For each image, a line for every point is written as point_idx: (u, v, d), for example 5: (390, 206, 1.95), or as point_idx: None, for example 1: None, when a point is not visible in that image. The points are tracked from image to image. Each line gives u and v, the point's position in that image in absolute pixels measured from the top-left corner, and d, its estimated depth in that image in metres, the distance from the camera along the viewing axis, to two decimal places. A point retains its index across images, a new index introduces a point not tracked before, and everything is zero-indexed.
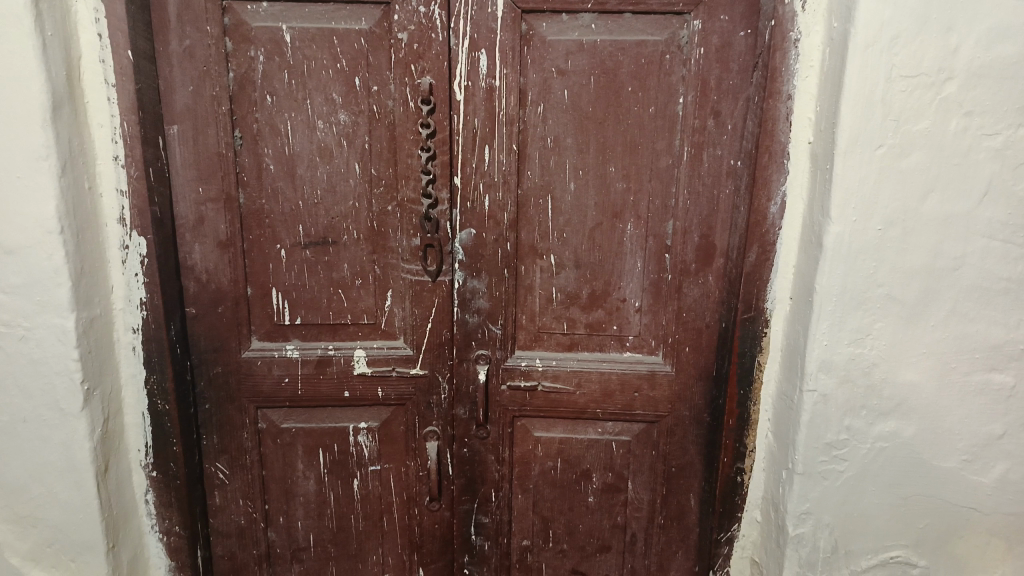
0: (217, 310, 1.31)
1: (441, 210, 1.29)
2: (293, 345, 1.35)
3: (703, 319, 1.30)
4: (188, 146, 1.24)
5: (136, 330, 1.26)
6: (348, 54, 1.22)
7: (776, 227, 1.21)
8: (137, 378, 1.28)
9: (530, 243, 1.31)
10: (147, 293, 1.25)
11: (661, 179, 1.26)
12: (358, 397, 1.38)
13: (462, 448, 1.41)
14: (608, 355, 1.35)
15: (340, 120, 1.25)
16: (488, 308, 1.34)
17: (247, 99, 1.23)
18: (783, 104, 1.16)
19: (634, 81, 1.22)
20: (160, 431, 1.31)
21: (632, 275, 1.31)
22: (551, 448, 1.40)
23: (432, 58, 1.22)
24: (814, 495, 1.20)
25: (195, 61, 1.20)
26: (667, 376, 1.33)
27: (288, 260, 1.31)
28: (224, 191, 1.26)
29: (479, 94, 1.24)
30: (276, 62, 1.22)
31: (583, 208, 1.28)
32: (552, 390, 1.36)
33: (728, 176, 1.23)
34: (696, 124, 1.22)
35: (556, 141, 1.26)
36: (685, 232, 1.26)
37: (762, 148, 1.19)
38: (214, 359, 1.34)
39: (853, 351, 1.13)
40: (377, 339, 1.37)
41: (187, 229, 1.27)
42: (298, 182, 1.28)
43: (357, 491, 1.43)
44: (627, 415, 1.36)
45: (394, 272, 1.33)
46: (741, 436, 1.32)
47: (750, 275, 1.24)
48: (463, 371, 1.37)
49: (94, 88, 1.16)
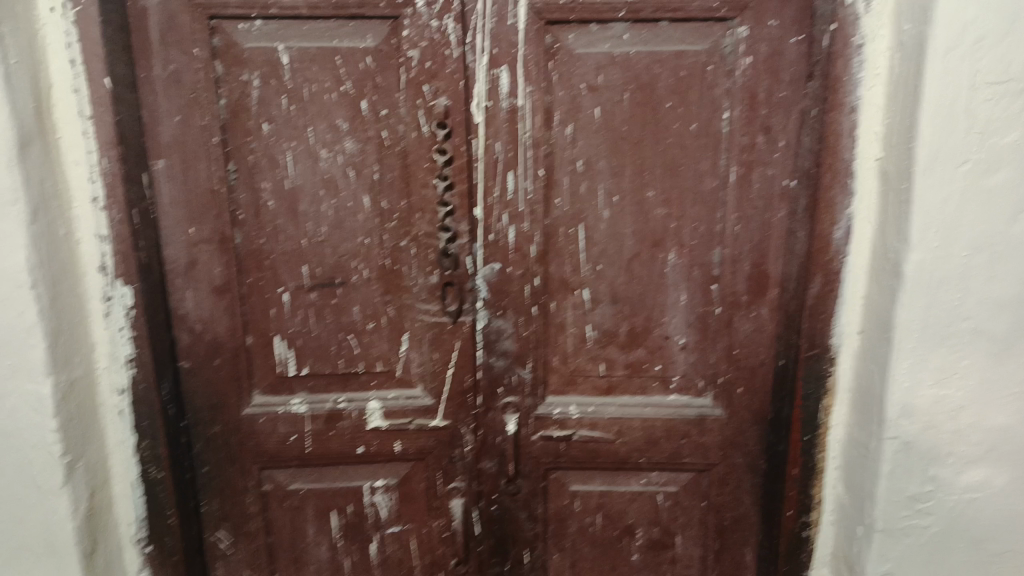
0: (214, 363, 1.18)
1: (460, 244, 1.16)
2: (300, 399, 1.21)
3: (757, 356, 1.16)
4: (177, 183, 1.11)
5: (124, 391, 1.13)
6: (352, 75, 1.09)
7: (843, 253, 1.07)
8: (127, 444, 1.15)
9: (561, 277, 1.18)
10: (134, 349, 1.11)
11: (707, 203, 1.12)
12: (374, 453, 1.24)
13: (490, 505, 1.27)
14: (652, 399, 1.21)
15: (347, 148, 1.12)
16: (515, 350, 1.20)
17: (242, 128, 1.10)
18: (846, 116, 1.03)
19: (674, 95, 1.09)
20: (153, 501, 1.17)
21: (676, 310, 1.17)
22: (590, 502, 1.26)
23: (446, 77, 1.09)
24: (895, 554, 1.05)
25: (181, 88, 1.07)
26: (718, 421, 1.20)
27: (292, 304, 1.18)
28: (218, 231, 1.13)
29: (501, 114, 1.11)
30: (273, 86, 1.09)
31: (619, 237, 1.15)
32: (590, 439, 1.22)
33: (783, 198, 1.10)
34: (745, 141, 1.09)
35: (587, 164, 1.12)
36: (735, 260, 1.13)
37: (824, 167, 1.05)
38: (212, 418, 1.20)
39: (937, 393, 0.99)
40: (393, 389, 1.23)
41: (177, 273, 1.14)
42: (301, 219, 1.14)
43: (375, 556, 1.29)
44: (674, 465, 1.23)
45: (410, 313, 1.19)
46: (807, 485, 1.17)
47: (815, 307, 1.10)
48: (490, 421, 1.23)
49: (67, 121, 1.03)
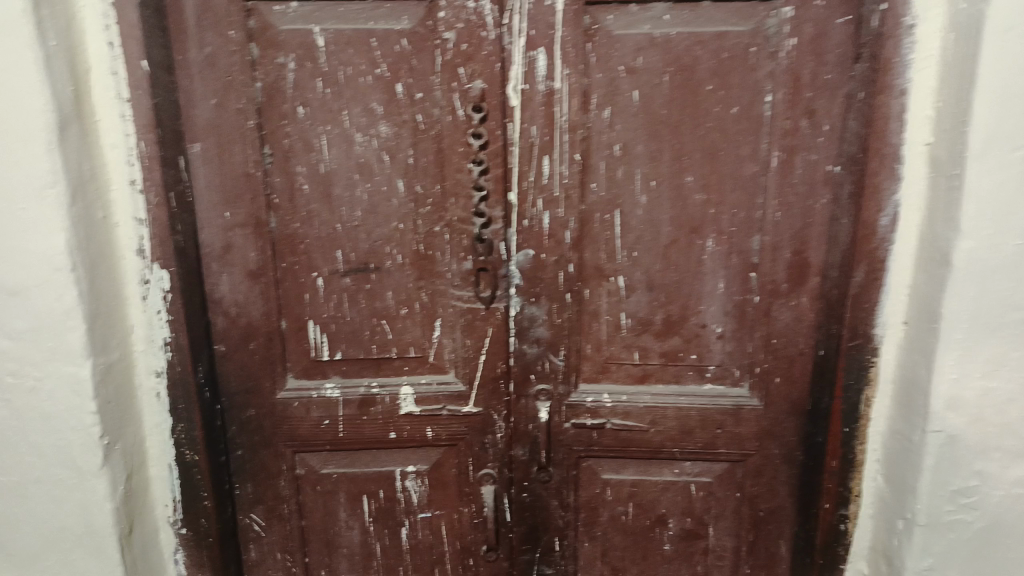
0: (248, 347, 1.18)
1: (494, 230, 1.15)
2: (333, 384, 1.21)
3: (796, 345, 1.14)
4: (212, 167, 1.10)
5: (161, 374, 1.14)
6: (388, 57, 1.08)
7: (888, 241, 1.05)
8: (163, 427, 1.16)
9: (596, 263, 1.16)
10: (171, 332, 1.12)
11: (747, 188, 1.10)
12: (406, 438, 1.24)
13: (521, 493, 1.26)
14: (687, 388, 1.19)
15: (381, 132, 1.11)
16: (549, 337, 1.19)
17: (277, 112, 1.10)
18: (896, 99, 1.00)
19: (715, 78, 1.06)
20: (189, 483, 1.18)
21: (713, 298, 1.15)
22: (622, 491, 1.25)
23: (482, 59, 1.08)
24: (938, 549, 1.03)
25: (217, 72, 1.07)
26: (755, 411, 1.18)
27: (325, 289, 1.17)
28: (253, 215, 1.13)
29: (538, 98, 1.09)
30: (308, 69, 1.08)
31: (656, 223, 1.13)
32: (623, 428, 1.21)
33: (826, 184, 1.07)
34: (788, 125, 1.06)
35: (625, 149, 1.11)
36: (775, 248, 1.11)
37: (871, 151, 1.03)
38: (246, 402, 1.20)
39: (985, 386, 0.97)
40: (425, 375, 1.22)
41: (213, 258, 1.14)
42: (336, 203, 1.14)
43: (406, 541, 1.29)
44: (708, 454, 1.21)
45: (443, 299, 1.19)
46: (845, 478, 1.16)
47: (858, 296, 1.08)
48: (522, 409, 1.22)
49: (105, 104, 1.04)
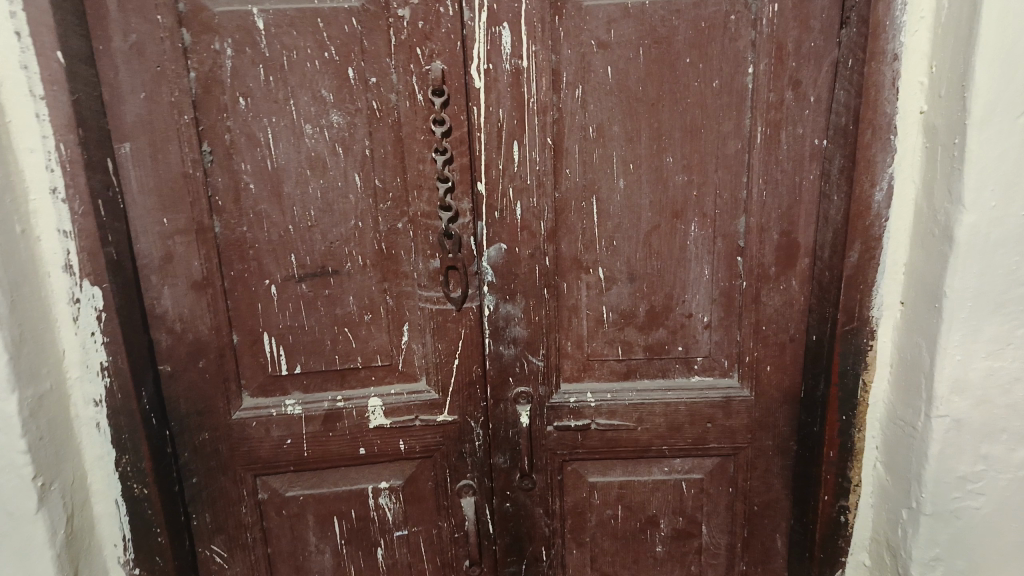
0: (198, 365, 1.08)
1: (462, 224, 1.06)
2: (294, 399, 1.12)
3: (786, 332, 1.09)
4: (146, 168, 1.00)
5: (99, 403, 1.00)
6: (337, 39, 0.99)
7: (883, 217, 0.98)
8: (106, 460, 1.02)
9: (573, 254, 1.08)
10: (109, 355, 0.99)
11: (730, 167, 1.04)
12: (377, 453, 1.15)
13: (503, 503, 1.18)
14: (673, 382, 1.13)
15: (333, 121, 1.02)
16: (526, 336, 1.11)
17: (215, 103, 1.00)
18: (887, 66, 0.93)
19: (693, 49, 1.00)
20: (140, 520, 1.05)
21: (698, 285, 1.09)
22: (610, 494, 1.18)
23: (441, 38, 0.99)
24: (945, 538, 0.98)
25: (145, 61, 0.97)
26: (745, 402, 1.12)
27: (280, 297, 1.08)
28: (195, 219, 1.03)
29: (503, 78, 1.01)
30: (248, 55, 0.99)
31: (636, 209, 1.06)
32: (608, 428, 1.14)
33: (813, 159, 1.02)
34: (771, 99, 1.00)
35: (599, 130, 1.03)
36: (762, 229, 1.05)
37: (863, 123, 0.96)
38: (199, 424, 1.10)
39: (991, 365, 0.92)
40: (394, 384, 1.13)
41: (152, 269, 1.03)
42: (286, 202, 1.04)
43: (383, 561, 1.20)
44: (698, 450, 1.15)
45: (410, 301, 1.10)
46: (845, 469, 1.09)
47: (852, 278, 1.01)
48: (501, 414, 1.14)
49: (16, 102, 0.90)
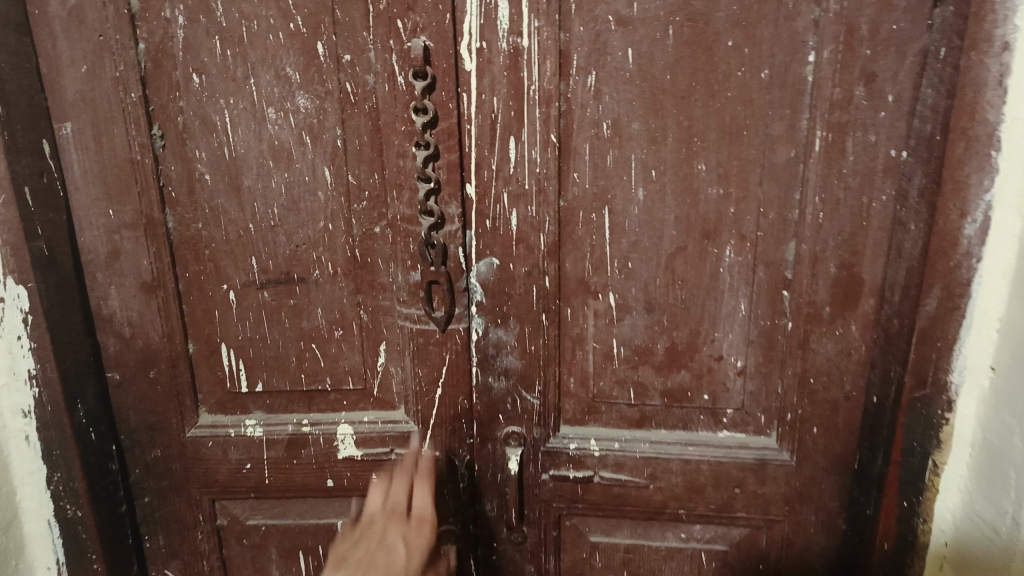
0: (149, 376, 0.96)
1: (448, 232, 0.89)
2: (255, 420, 0.98)
3: (841, 388, 0.88)
4: (89, 152, 0.88)
5: (29, 414, 0.90)
6: (305, 7, 0.84)
7: (973, 257, 0.75)
8: (38, 475, 0.92)
9: (580, 276, 0.90)
10: (37, 363, 0.88)
11: (779, 179, 0.83)
12: (346, 487, 1.00)
13: (491, 555, 1.02)
14: (696, 436, 0.93)
15: (300, 106, 0.87)
16: (519, 369, 0.93)
17: (166, 81, 0.86)
18: (993, 59, 0.70)
19: (737, 29, 0.79)
20: (75, 545, 0.94)
21: (731, 322, 0.88)
22: (615, 558, 1.00)
23: (426, 9, 0.82)
24: None
25: (86, 29, 0.84)
26: (783, 468, 0.91)
27: (240, 306, 0.94)
28: (143, 213, 0.90)
29: (500, 60, 0.83)
30: (202, 25, 0.84)
31: (658, 226, 0.86)
32: (614, 483, 0.96)
33: (887, 175, 0.80)
34: (837, 95, 0.79)
35: (616, 125, 0.84)
36: (816, 259, 0.84)
37: (955, 133, 0.73)
38: (150, 441, 0.98)
39: None
40: (369, 411, 0.98)
41: (97, 266, 0.91)
42: (247, 198, 0.90)
43: None
44: (723, 519, 0.95)
45: (388, 318, 0.94)
46: (902, 566, 0.87)
47: (928, 331, 0.78)
48: (488, 455, 0.97)
49: None
